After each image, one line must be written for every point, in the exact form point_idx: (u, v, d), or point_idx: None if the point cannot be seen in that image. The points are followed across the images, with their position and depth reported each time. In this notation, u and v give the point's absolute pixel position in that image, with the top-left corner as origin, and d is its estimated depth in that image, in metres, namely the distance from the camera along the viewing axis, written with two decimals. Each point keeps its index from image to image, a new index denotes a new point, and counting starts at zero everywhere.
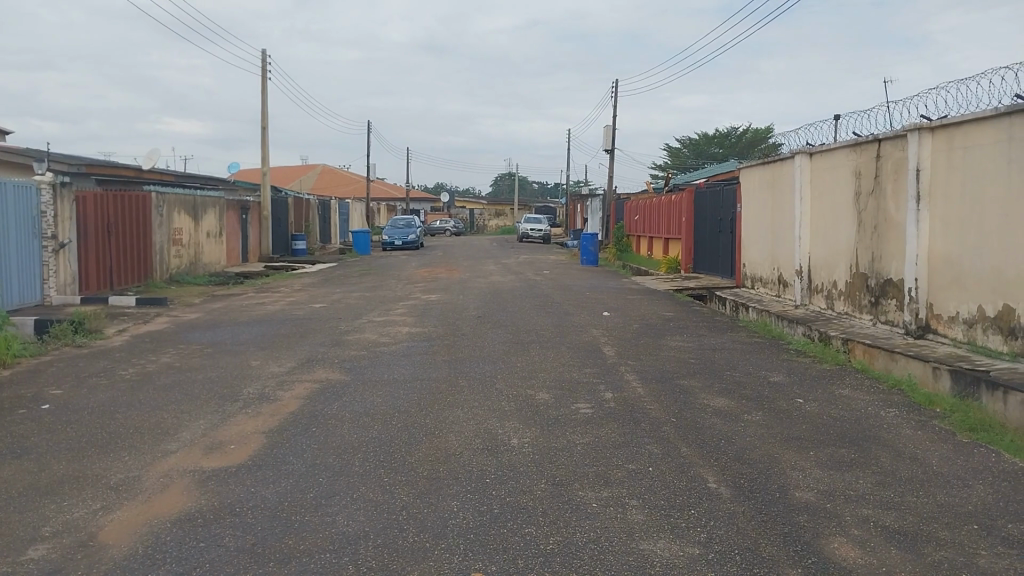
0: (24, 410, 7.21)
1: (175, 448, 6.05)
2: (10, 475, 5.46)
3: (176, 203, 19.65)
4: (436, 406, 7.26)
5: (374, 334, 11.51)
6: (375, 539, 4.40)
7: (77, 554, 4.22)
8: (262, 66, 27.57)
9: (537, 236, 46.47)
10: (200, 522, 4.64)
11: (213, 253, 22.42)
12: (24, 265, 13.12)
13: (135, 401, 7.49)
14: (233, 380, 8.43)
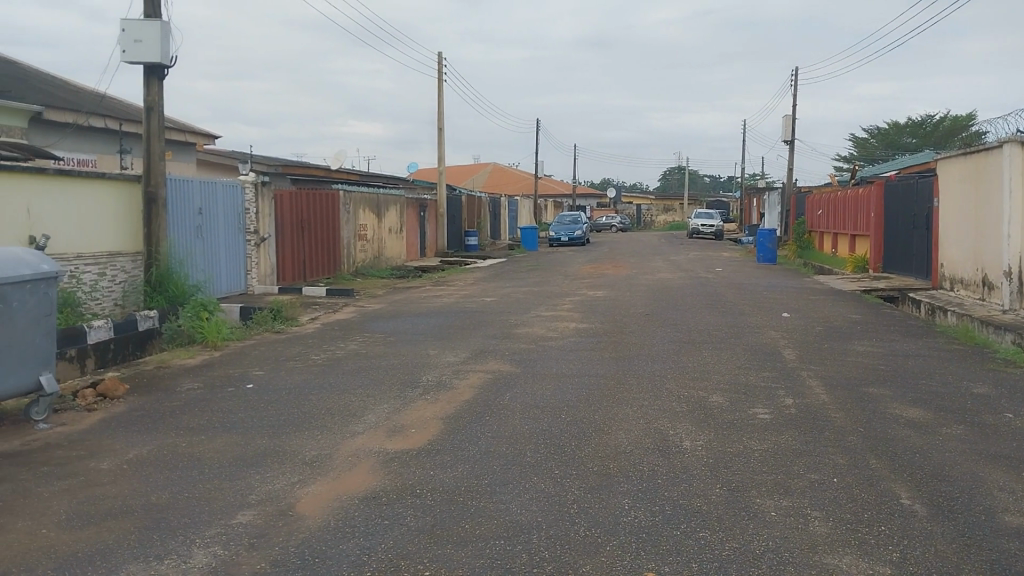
0: (232, 387, 7.99)
1: (361, 429, 6.45)
2: (222, 445, 6.06)
3: (361, 201, 20.92)
4: (606, 403, 7.25)
5: (543, 329, 11.67)
6: (548, 530, 4.47)
7: (279, 521, 4.61)
8: (438, 69, 28.72)
9: (708, 233, 45.19)
10: (385, 500, 4.92)
11: (393, 247, 23.67)
12: (232, 258, 14.49)
13: (326, 384, 8.06)
14: (412, 368, 8.86)
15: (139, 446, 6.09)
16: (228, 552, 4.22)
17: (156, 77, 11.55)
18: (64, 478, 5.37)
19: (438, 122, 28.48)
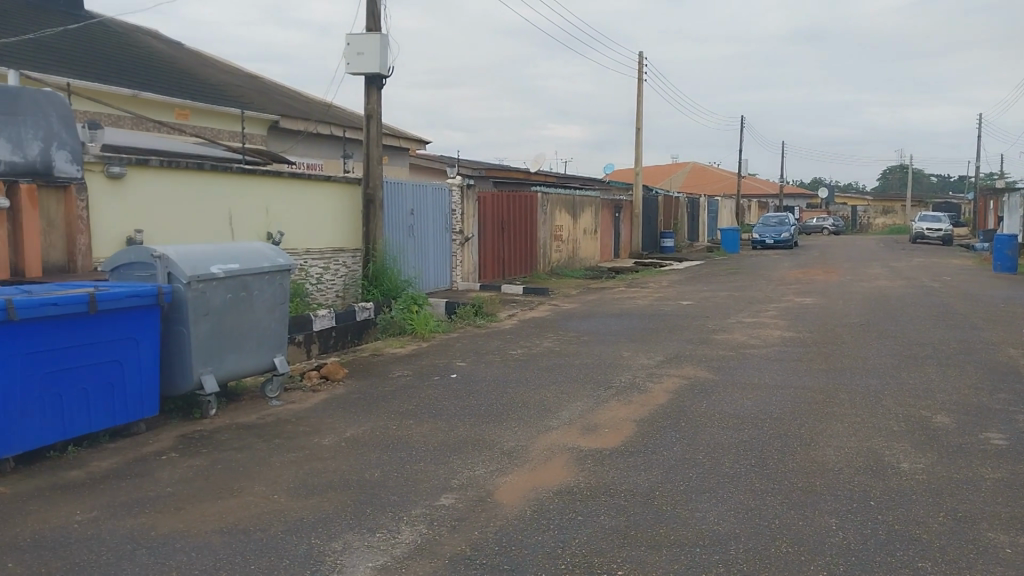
0: (437, 377, 8.45)
1: (556, 426, 6.56)
2: (428, 431, 6.43)
3: (559, 202, 21.27)
4: (811, 416, 6.85)
5: (743, 335, 11.24)
6: (746, 542, 4.31)
7: (479, 507, 4.82)
8: (639, 69, 28.53)
9: (933, 237, 41.23)
10: (580, 496, 4.98)
11: (589, 249, 23.84)
12: (439, 255, 15.29)
13: (524, 380, 8.29)
14: (607, 368, 8.88)
15: (355, 426, 6.60)
16: (433, 531, 4.47)
17: (375, 86, 12.44)
18: (292, 451, 5.95)
19: (638, 123, 28.30)
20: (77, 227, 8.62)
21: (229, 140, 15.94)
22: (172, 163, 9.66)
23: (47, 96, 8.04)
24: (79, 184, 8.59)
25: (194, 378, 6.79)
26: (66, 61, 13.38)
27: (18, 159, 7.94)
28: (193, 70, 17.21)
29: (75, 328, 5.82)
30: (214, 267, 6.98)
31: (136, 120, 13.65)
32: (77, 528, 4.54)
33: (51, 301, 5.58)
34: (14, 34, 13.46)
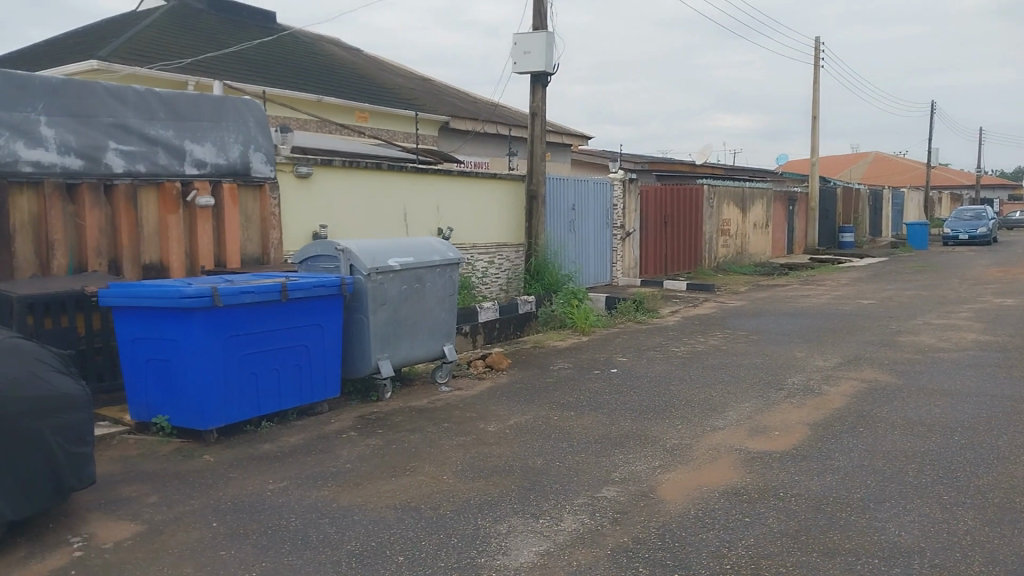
0: (599, 371, 8.46)
1: (723, 425, 6.39)
2: (590, 423, 6.46)
3: (727, 195, 20.59)
4: (1012, 428, 6.22)
5: (932, 338, 10.38)
6: (932, 557, 4.00)
7: (642, 501, 4.79)
8: (816, 54, 26.99)
9: None
10: (747, 498, 4.82)
11: (759, 244, 22.91)
12: (600, 250, 15.29)
13: (688, 377, 8.12)
14: (777, 369, 8.52)
15: (518, 414, 6.77)
16: (595, 522, 4.50)
17: (541, 83, 12.64)
18: (459, 435, 6.19)
19: (814, 111, 26.80)
20: (270, 222, 9.35)
21: (403, 140, 16.76)
22: (352, 163, 10.29)
23: (245, 104, 9.13)
24: (272, 182, 9.38)
25: (371, 363, 7.23)
26: (261, 72, 14.58)
27: (223, 161, 8.88)
28: (371, 75, 18.22)
29: (269, 315, 6.36)
30: (392, 260, 7.40)
31: (320, 123, 14.64)
32: (269, 496, 4.98)
33: (249, 290, 6.12)
34: (218, 48, 14.84)
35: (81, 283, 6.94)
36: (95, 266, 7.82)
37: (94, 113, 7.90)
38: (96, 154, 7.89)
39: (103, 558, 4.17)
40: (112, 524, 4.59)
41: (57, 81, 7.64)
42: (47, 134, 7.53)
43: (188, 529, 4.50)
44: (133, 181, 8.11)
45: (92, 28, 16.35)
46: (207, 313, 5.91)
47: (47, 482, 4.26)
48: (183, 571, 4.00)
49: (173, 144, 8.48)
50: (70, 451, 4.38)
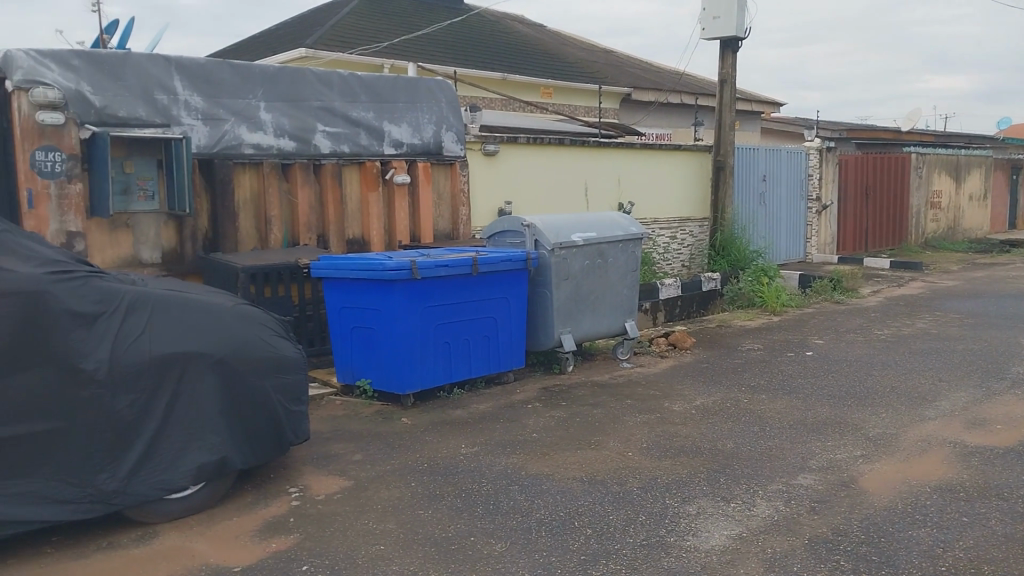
0: (791, 353, 8.05)
1: (935, 416, 5.86)
2: (782, 407, 6.17)
3: (938, 164, 18.75)
4: None
5: None
6: None
7: (842, 491, 4.52)
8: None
9: None
10: (965, 496, 4.41)
11: (975, 217, 20.71)
12: (792, 225, 14.49)
13: (893, 363, 7.53)
14: (999, 357, 7.68)
15: (706, 394, 6.60)
16: (790, 509, 4.30)
17: (730, 49, 12.11)
18: (644, 412, 6.13)
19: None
20: (460, 199, 9.67)
21: (585, 114, 16.71)
22: (537, 139, 10.41)
23: (438, 84, 9.46)
24: (462, 160, 9.68)
25: (555, 337, 7.33)
26: (450, 53, 15.07)
27: (418, 141, 9.28)
28: (555, 50, 18.28)
29: (460, 287, 6.60)
30: (576, 235, 7.43)
31: (505, 101, 14.92)
32: (462, 460, 5.20)
33: (444, 263, 6.39)
34: (410, 31, 15.49)
35: (295, 255, 7.57)
36: (307, 240, 8.49)
37: (304, 98, 8.55)
38: (306, 136, 8.51)
39: (316, 508, 4.55)
40: (323, 477, 5.00)
41: (273, 70, 8.38)
42: (264, 118, 8.26)
43: (390, 487, 4.81)
44: (338, 161, 8.69)
45: (300, 19, 17.63)
46: (406, 285, 6.24)
47: (270, 435, 4.71)
48: (387, 525, 4.28)
49: (373, 126, 8.98)
50: (289, 408, 4.80)
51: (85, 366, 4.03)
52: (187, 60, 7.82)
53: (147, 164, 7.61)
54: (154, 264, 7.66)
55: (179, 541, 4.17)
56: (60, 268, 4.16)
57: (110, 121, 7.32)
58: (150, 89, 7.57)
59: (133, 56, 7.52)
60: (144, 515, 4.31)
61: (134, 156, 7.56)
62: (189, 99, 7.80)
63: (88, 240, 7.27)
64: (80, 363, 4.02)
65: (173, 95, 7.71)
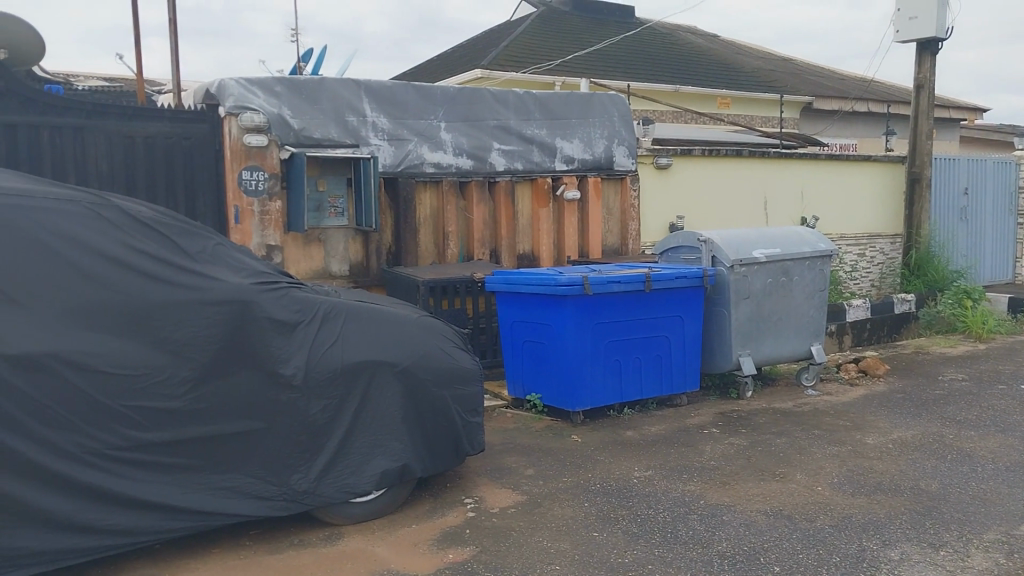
0: (1004, 385, 7.22)
1: None
2: (997, 446, 5.53)
3: None
4: None
5: None
6: None
7: None
8: None
9: None
10: None
11: None
12: (999, 242, 13.13)
13: None
14: None
15: (904, 427, 6.04)
16: (1013, 564, 3.81)
17: (929, 51, 11.18)
18: (834, 444, 5.70)
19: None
20: (630, 214, 9.55)
21: (762, 125, 16.05)
22: (712, 151, 10.10)
23: (611, 99, 9.40)
24: (633, 175, 9.56)
25: (732, 359, 7.00)
26: (621, 68, 15.01)
27: (589, 156, 9.26)
28: (730, 60, 17.73)
29: (634, 304, 6.47)
30: (756, 252, 7.08)
31: (678, 113, 14.62)
32: (636, 483, 5.05)
33: (616, 280, 6.29)
34: (582, 48, 15.59)
35: (471, 270, 7.76)
36: (480, 255, 8.71)
37: (482, 117, 8.75)
38: (482, 154, 8.72)
39: (491, 521, 4.58)
40: (497, 491, 5.03)
41: (454, 90, 8.61)
42: (444, 138, 8.53)
43: (564, 505, 4.75)
44: (512, 178, 8.85)
45: (475, 40, 18.26)
46: (578, 301, 6.19)
47: (447, 444, 4.81)
48: (561, 545, 4.22)
49: (546, 142, 9.04)
50: (466, 419, 4.88)
51: (283, 371, 4.26)
52: (375, 83, 8.22)
53: (338, 183, 8.10)
54: (342, 276, 8.15)
55: (363, 544, 4.33)
56: (264, 279, 4.41)
57: (306, 142, 7.85)
58: (342, 112, 8.04)
59: (329, 81, 8.02)
60: (331, 516, 4.52)
61: (327, 176, 8.06)
62: (376, 121, 8.20)
63: (285, 253, 7.84)
64: (279, 369, 4.26)
65: (363, 117, 8.14)
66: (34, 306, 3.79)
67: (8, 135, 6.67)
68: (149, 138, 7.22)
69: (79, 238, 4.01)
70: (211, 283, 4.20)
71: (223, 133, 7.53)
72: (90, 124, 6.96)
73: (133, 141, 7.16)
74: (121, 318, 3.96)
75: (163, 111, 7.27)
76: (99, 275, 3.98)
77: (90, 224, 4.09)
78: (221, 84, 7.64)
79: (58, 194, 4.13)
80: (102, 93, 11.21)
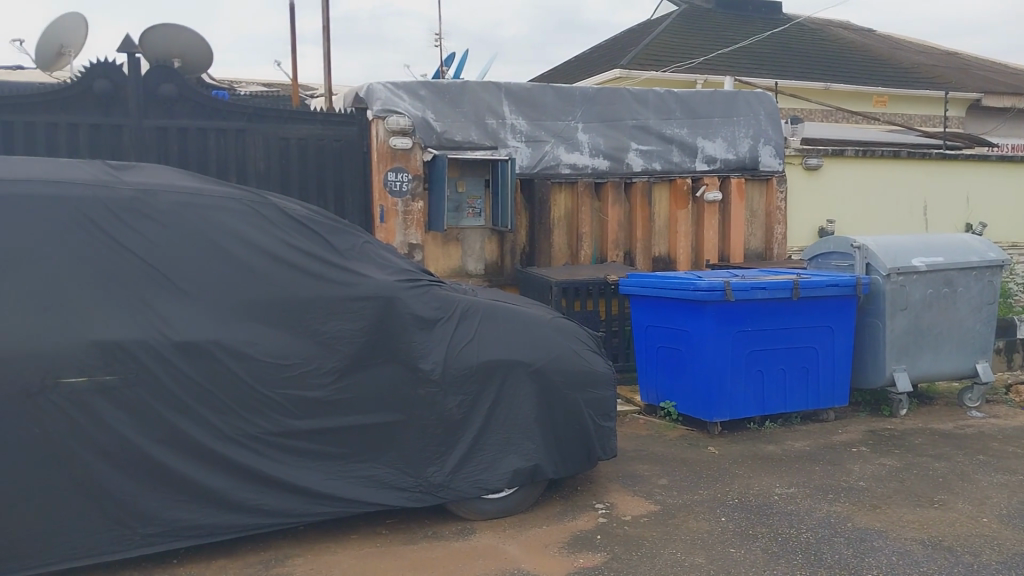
0: None
1: None
2: None
3: None
4: None
5: None
6: None
7: None
8: None
9: None
10: None
11: None
12: None
13: None
14: None
15: None
16: None
17: None
18: (1002, 472, 5.21)
19: None
20: (775, 217, 9.16)
21: (922, 124, 14.99)
22: (867, 151, 9.56)
23: (756, 97, 9.07)
24: (779, 176, 9.17)
25: (887, 374, 6.53)
26: (767, 66, 14.45)
27: (732, 157, 8.97)
28: (887, 55, 16.68)
29: (779, 312, 6.18)
30: (916, 260, 6.59)
31: (827, 112, 13.91)
32: (777, 500, 4.82)
33: (760, 286, 6.02)
34: (726, 45, 15.13)
35: (606, 272, 7.69)
36: (615, 257, 8.61)
37: (621, 117, 8.65)
38: (619, 155, 8.62)
39: (623, 529, 4.49)
40: (630, 498, 4.93)
41: (593, 91, 8.55)
42: (582, 138, 8.50)
43: (699, 518, 4.59)
44: (650, 179, 8.69)
45: (615, 40, 18.12)
46: (719, 307, 5.98)
47: (580, 447, 4.77)
48: (696, 559, 4.08)
49: (687, 142, 8.83)
50: (599, 423, 4.81)
51: (423, 366, 4.36)
52: (515, 86, 8.30)
53: (477, 183, 8.23)
54: (478, 275, 8.29)
55: (494, 541, 4.36)
56: (408, 276, 4.53)
57: (448, 145, 8.04)
58: (481, 114, 8.18)
59: (470, 84, 8.18)
60: (465, 511, 4.58)
61: (466, 176, 8.21)
62: (515, 123, 8.28)
63: (425, 252, 8.06)
64: (419, 364, 4.36)
65: (502, 119, 8.24)
66: (200, 296, 4.06)
67: (179, 138, 7.23)
68: (303, 140, 7.62)
69: (241, 234, 4.26)
70: (358, 279, 4.36)
71: (370, 135, 7.78)
72: (250, 127, 7.43)
73: (288, 143, 7.58)
74: (276, 310, 4.18)
75: (316, 115, 7.64)
76: (257, 269, 4.22)
77: (250, 221, 4.33)
78: (369, 89, 7.95)
79: (222, 192, 4.40)
80: (261, 98, 11.97)
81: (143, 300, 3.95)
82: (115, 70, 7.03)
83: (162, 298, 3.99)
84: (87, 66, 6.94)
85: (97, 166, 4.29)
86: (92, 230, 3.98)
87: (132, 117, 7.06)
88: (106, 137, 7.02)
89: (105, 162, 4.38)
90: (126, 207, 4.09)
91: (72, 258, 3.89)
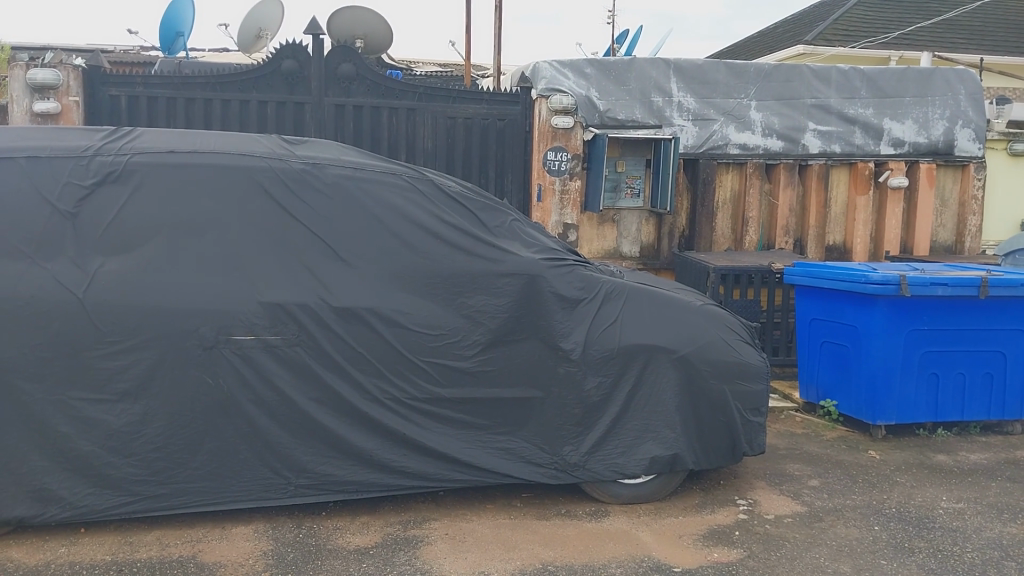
0: None
1: None
2: None
3: None
4: None
5: None
6: None
7: None
8: None
9: None
10: None
11: None
12: None
13: None
14: None
15: None
16: None
17: None
18: None
19: None
20: (970, 207, 8.33)
21: None
22: None
23: (958, 73, 8.24)
24: (978, 162, 8.32)
25: None
26: (974, 40, 13.08)
27: (923, 140, 8.26)
28: None
29: (962, 311, 5.63)
30: None
31: None
32: (942, 514, 4.42)
33: (942, 281, 5.49)
34: (927, 17, 13.83)
35: (770, 260, 7.34)
36: (783, 244, 8.13)
37: (799, 95, 8.16)
38: (795, 135, 8.16)
39: (764, 527, 4.30)
40: (775, 497, 4.70)
41: (769, 67, 8.11)
42: (754, 117, 8.12)
43: (850, 525, 4.31)
44: (828, 162, 8.14)
45: (800, 15, 17.06)
46: (891, 302, 5.52)
47: (724, 440, 4.60)
48: (841, 567, 3.84)
49: (872, 123, 8.20)
50: (746, 418, 4.63)
51: (564, 345, 4.37)
52: (685, 62, 8.04)
53: (637, 163, 8.15)
54: (633, 257, 8.19)
55: (627, 526, 4.32)
56: (554, 255, 4.54)
57: (611, 124, 7.94)
58: (648, 92, 8.00)
59: (639, 61, 7.98)
60: (600, 493, 4.57)
61: (626, 157, 8.13)
62: (683, 100, 8.04)
63: (581, 232, 8.03)
64: (561, 343, 4.38)
65: (669, 97, 8.02)
66: (358, 265, 4.29)
67: (355, 115, 7.65)
68: (468, 119, 7.81)
69: (397, 207, 4.44)
70: (505, 256, 4.42)
71: (533, 114, 7.84)
72: (420, 105, 7.71)
73: (454, 122, 7.79)
74: (427, 282, 4.34)
75: (482, 94, 7.81)
76: (412, 242, 4.38)
77: (406, 195, 4.50)
78: (535, 67, 8.00)
79: (384, 167, 4.59)
80: (435, 77, 12.37)
81: (308, 266, 4.24)
82: (302, 51, 7.54)
83: (324, 265, 4.26)
84: (278, 47, 7.51)
85: (274, 141, 4.62)
86: (266, 199, 4.31)
87: (313, 96, 7.55)
88: (290, 113, 7.56)
89: (281, 136, 4.71)
90: (296, 180, 4.38)
91: (248, 225, 4.23)
